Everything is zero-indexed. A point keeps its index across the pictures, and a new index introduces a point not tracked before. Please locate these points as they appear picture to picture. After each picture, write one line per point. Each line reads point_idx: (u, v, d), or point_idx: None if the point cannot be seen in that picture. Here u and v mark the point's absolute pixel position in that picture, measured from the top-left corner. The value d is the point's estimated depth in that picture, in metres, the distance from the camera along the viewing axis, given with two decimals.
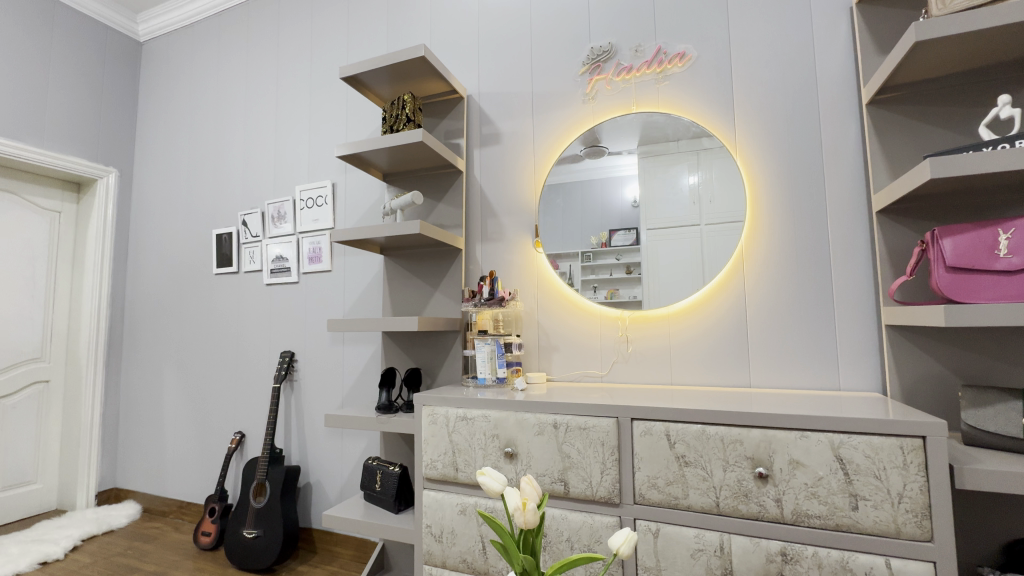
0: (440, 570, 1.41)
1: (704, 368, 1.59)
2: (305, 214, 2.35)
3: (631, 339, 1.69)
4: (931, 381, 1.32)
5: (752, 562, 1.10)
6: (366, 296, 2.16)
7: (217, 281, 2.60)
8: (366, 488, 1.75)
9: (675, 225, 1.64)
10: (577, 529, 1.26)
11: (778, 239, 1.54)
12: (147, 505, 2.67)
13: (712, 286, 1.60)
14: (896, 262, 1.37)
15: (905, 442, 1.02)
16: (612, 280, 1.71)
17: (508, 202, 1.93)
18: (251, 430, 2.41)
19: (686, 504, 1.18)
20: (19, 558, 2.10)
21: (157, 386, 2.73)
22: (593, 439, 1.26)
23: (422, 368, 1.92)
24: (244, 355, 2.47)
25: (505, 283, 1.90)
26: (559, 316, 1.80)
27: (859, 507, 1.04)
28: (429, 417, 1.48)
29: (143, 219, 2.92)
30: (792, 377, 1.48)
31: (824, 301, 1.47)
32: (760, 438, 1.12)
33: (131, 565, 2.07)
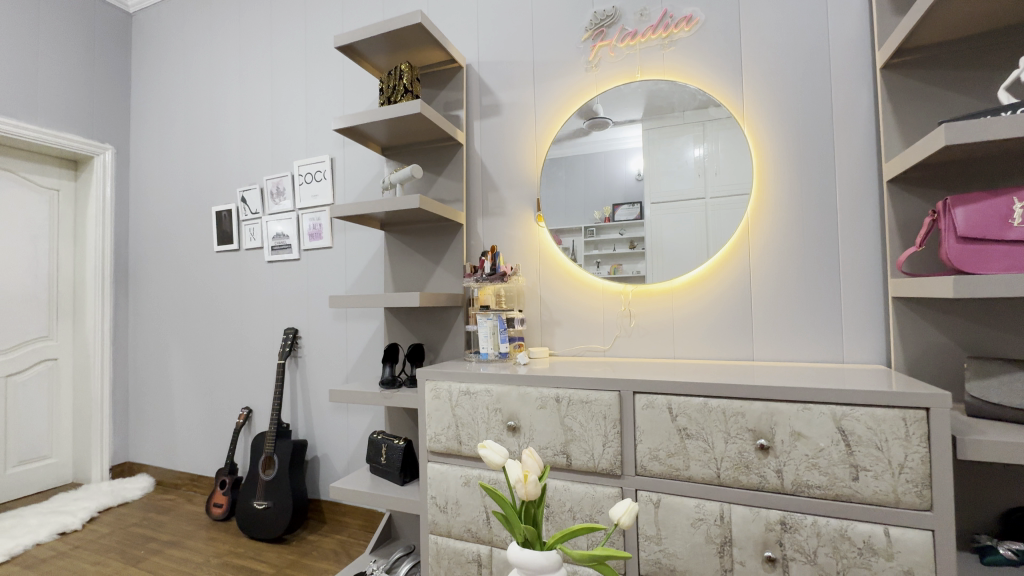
0: (446, 538, 1.44)
1: (706, 342, 1.59)
2: (304, 190, 2.32)
3: (633, 313, 1.68)
4: (937, 353, 1.31)
5: (752, 530, 1.12)
6: (367, 272, 2.15)
7: (219, 258, 2.59)
8: (372, 461, 1.78)
9: (679, 198, 1.61)
10: (579, 499, 1.28)
11: (784, 211, 1.51)
12: (160, 477, 2.74)
13: (716, 260, 1.58)
14: (906, 233, 1.34)
15: (908, 413, 1.01)
16: (615, 255, 1.69)
17: (509, 175, 1.89)
18: (258, 405, 2.44)
19: (687, 475, 1.19)
20: (39, 529, 2.16)
21: (164, 362, 2.76)
22: (595, 413, 1.27)
23: (425, 344, 1.92)
24: (248, 332, 2.48)
25: (507, 258, 1.88)
26: (561, 291, 1.78)
27: (860, 477, 1.04)
28: (432, 391, 1.49)
29: (142, 196, 2.89)
30: (795, 351, 1.48)
31: (830, 273, 1.45)
32: (762, 411, 1.12)
33: (148, 535, 2.14)
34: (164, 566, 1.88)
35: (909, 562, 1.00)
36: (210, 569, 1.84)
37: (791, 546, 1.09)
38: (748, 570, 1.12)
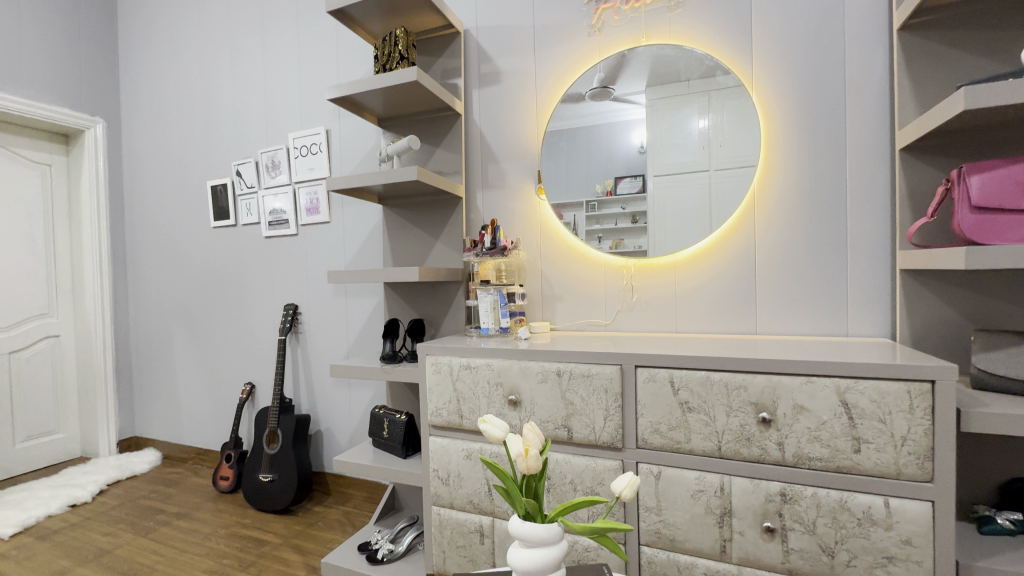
0: (448, 510, 1.46)
1: (709, 316, 1.57)
2: (300, 163, 2.27)
3: (636, 287, 1.66)
4: (943, 326, 1.29)
5: (752, 502, 1.12)
6: (366, 247, 2.12)
7: (216, 234, 2.56)
8: (375, 435, 1.79)
9: (682, 171, 1.57)
10: (580, 472, 1.29)
11: (792, 182, 1.47)
12: (167, 451, 2.78)
13: (720, 233, 1.55)
14: (917, 203, 1.30)
15: (913, 386, 1.00)
16: (617, 230, 1.66)
17: (509, 146, 1.84)
18: (260, 380, 2.45)
19: (688, 448, 1.19)
20: (50, 502, 2.20)
21: (166, 338, 2.76)
22: (597, 387, 1.27)
23: (426, 319, 1.91)
24: (248, 308, 2.47)
25: (507, 232, 1.85)
26: (563, 265, 1.76)
27: (861, 450, 1.04)
28: (433, 366, 1.49)
29: (136, 171, 2.84)
30: (799, 324, 1.47)
31: (837, 246, 1.42)
32: (764, 384, 1.12)
33: (157, 507, 2.18)
34: (173, 536, 1.91)
35: (907, 532, 1.01)
36: (218, 540, 1.87)
37: (790, 517, 1.09)
38: (747, 540, 1.13)
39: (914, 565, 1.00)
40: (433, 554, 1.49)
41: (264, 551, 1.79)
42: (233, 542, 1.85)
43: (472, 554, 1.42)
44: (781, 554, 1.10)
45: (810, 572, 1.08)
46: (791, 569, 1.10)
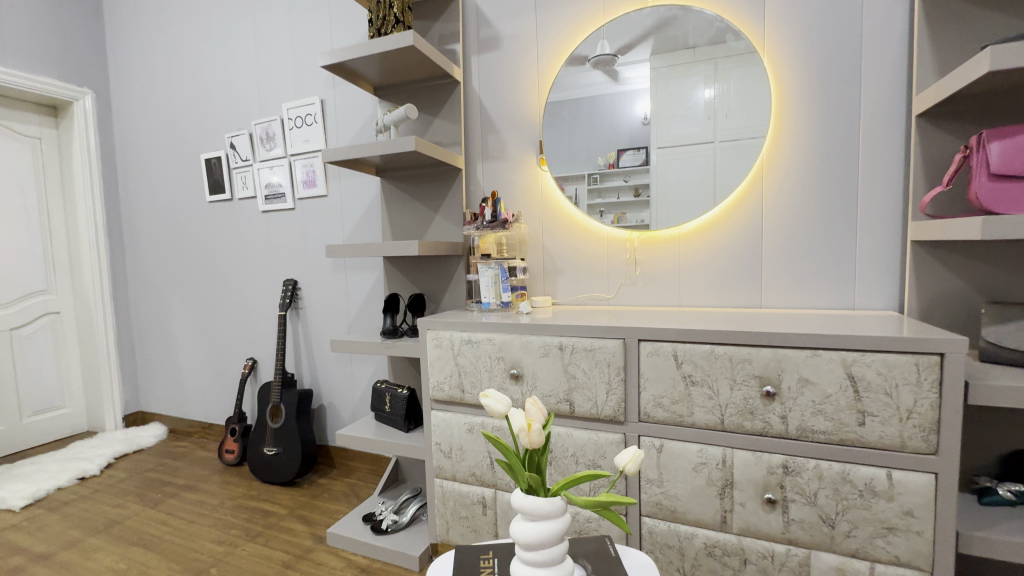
0: (451, 482, 1.47)
1: (713, 290, 1.55)
2: (294, 135, 2.21)
3: (639, 261, 1.64)
4: (952, 299, 1.27)
5: (754, 474, 1.13)
6: (365, 221, 2.09)
7: (212, 208, 2.52)
8: (376, 409, 1.80)
9: (687, 142, 1.53)
10: (582, 445, 1.29)
11: (802, 151, 1.42)
12: (172, 426, 2.81)
13: (726, 205, 1.52)
14: (931, 172, 1.26)
15: (921, 359, 0.99)
16: (620, 204, 1.62)
17: (510, 116, 1.78)
18: (262, 355, 2.46)
19: (691, 421, 1.18)
20: (59, 475, 2.24)
21: (166, 314, 2.75)
22: (600, 360, 1.25)
23: (426, 294, 1.89)
24: (247, 283, 2.45)
25: (508, 205, 1.81)
26: (565, 238, 1.73)
27: (866, 423, 1.03)
28: (434, 341, 1.48)
29: (128, 144, 2.78)
30: (805, 298, 1.44)
31: (846, 217, 1.39)
32: (769, 357, 1.10)
33: (164, 479, 2.21)
34: (181, 508, 1.95)
35: (909, 503, 1.01)
36: (225, 511, 1.91)
37: (792, 489, 1.10)
38: (748, 511, 1.14)
39: (913, 535, 1.01)
40: (436, 525, 1.51)
41: (270, 521, 1.82)
42: (240, 513, 1.89)
43: (475, 525, 1.44)
44: (782, 524, 1.11)
45: (810, 542, 1.09)
46: (791, 539, 1.10)
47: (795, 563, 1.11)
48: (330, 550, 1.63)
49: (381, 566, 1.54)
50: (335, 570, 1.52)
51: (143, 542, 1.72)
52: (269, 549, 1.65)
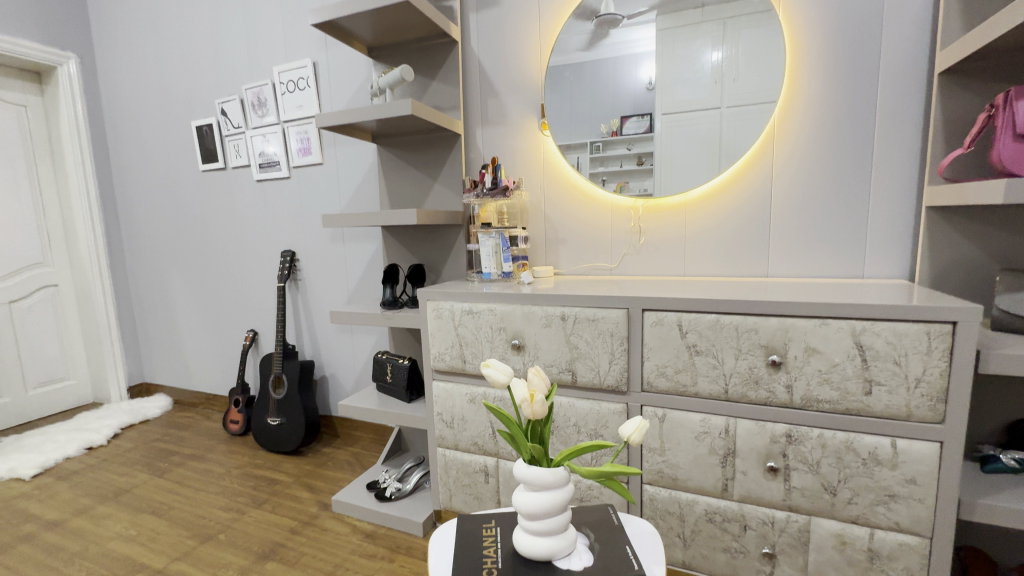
0: (453, 451, 1.48)
1: (719, 259, 1.52)
2: (287, 100, 2.13)
3: (643, 229, 1.60)
4: (965, 266, 1.24)
5: (757, 443, 1.12)
6: (362, 190, 2.04)
7: (206, 178, 2.46)
8: (378, 380, 1.79)
9: (693, 107, 1.47)
10: (584, 415, 1.29)
11: (815, 112, 1.36)
12: (177, 396, 2.83)
13: (734, 171, 1.47)
14: (951, 133, 1.20)
15: (933, 327, 0.96)
16: (622, 172, 1.58)
17: (510, 78, 1.71)
18: (262, 327, 2.45)
19: (694, 390, 1.17)
20: (67, 445, 2.27)
21: (165, 286, 2.73)
22: (603, 331, 1.23)
23: (425, 265, 1.85)
24: (245, 255, 2.42)
25: (509, 172, 1.76)
26: (567, 206, 1.68)
27: (872, 391, 1.02)
28: (434, 312, 1.45)
29: (116, 111, 2.69)
30: (812, 267, 1.41)
31: (858, 183, 1.34)
32: (776, 327, 1.08)
33: (170, 449, 2.24)
34: (188, 477, 1.98)
35: (912, 471, 1.01)
36: (231, 480, 1.94)
37: (795, 457, 1.10)
38: (749, 479, 1.14)
39: (915, 502, 1.01)
40: (439, 493, 1.53)
41: (276, 489, 1.85)
42: (246, 482, 1.91)
43: (478, 492, 1.46)
44: (783, 492, 1.11)
45: (811, 509, 1.09)
46: (792, 506, 1.11)
47: (795, 529, 1.12)
48: (336, 517, 1.65)
49: (386, 532, 1.56)
50: (341, 536, 1.55)
51: (151, 509, 1.75)
52: (275, 516, 1.68)
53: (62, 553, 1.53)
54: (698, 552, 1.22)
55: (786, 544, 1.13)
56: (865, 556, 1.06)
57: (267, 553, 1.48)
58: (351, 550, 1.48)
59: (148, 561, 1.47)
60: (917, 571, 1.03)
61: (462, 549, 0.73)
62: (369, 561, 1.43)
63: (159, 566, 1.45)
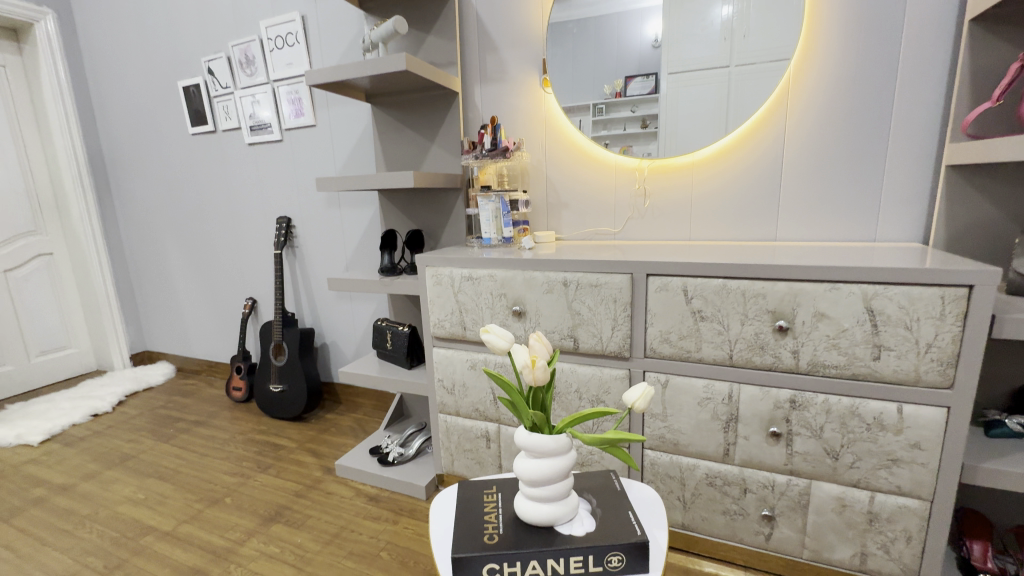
0: (454, 417, 1.48)
1: (726, 222, 1.47)
2: (276, 58, 2.03)
3: (648, 192, 1.54)
4: (982, 229, 1.19)
5: (760, 408, 1.11)
6: (357, 153, 1.97)
7: (196, 142, 2.39)
8: (378, 347, 1.79)
9: (702, 65, 1.39)
10: (586, 381, 1.27)
11: (833, 65, 1.28)
12: (179, 364, 2.84)
13: (745, 130, 1.40)
14: (978, 86, 1.13)
15: (948, 291, 0.93)
16: (625, 136, 1.52)
17: (510, 31, 1.61)
18: (261, 295, 2.43)
19: (698, 356, 1.15)
20: (72, 412, 2.29)
21: (161, 254, 2.70)
22: (605, 296, 1.21)
23: (424, 230, 1.81)
24: (240, 221, 2.37)
25: (509, 132, 1.69)
26: (570, 168, 1.62)
27: (881, 357, 1.00)
28: (433, 278, 1.42)
29: (100, 71, 2.58)
30: (822, 230, 1.37)
31: (875, 142, 1.28)
32: (785, 291, 1.05)
33: (175, 415, 2.27)
34: (193, 442, 2.00)
35: (917, 436, 1.00)
36: (236, 445, 1.96)
37: (798, 423, 1.09)
38: (751, 444, 1.13)
39: (918, 466, 1.01)
40: (441, 457, 1.54)
41: (280, 454, 1.87)
42: (251, 447, 1.94)
43: (479, 457, 1.47)
44: (785, 457, 1.11)
45: (812, 473, 1.09)
46: (793, 470, 1.11)
47: (795, 493, 1.12)
48: (340, 481, 1.68)
49: (389, 495, 1.59)
50: (345, 499, 1.57)
51: (158, 474, 1.77)
52: (280, 480, 1.70)
53: (71, 516, 1.56)
54: (698, 514, 1.23)
55: (786, 507, 1.14)
56: (864, 518, 1.07)
57: (273, 516, 1.51)
58: (356, 513, 1.51)
59: (156, 524, 1.50)
60: (916, 533, 1.04)
61: (463, 514, 0.72)
62: (373, 524, 1.45)
63: (167, 529, 1.47)
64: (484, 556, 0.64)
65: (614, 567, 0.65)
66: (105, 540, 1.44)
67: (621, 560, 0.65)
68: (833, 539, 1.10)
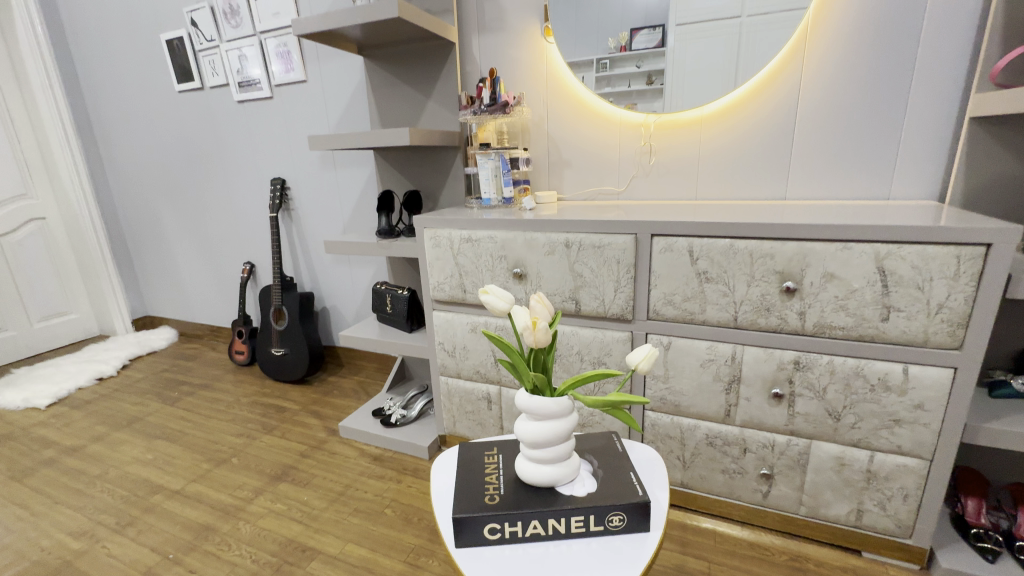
0: (456, 379, 1.48)
1: (734, 181, 1.42)
2: (261, 7, 1.92)
3: (654, 148, 1.48)
4: (1003, 185, 1.14)
5: (763, 370, 1.10)
6: (351, 110, 1.89)
7: (184, 100, 2.29)
8: (378, 310, 1.77)
9: (712, 14, 1.32)
10: (587, 343, 1.26)
11: (856, 9, 1.20)
12: (182, 329, 2.85)
13: (758, 81, 1.33)
14: (1013, 29, 1.05)
15: (964, 250, 0.90)
16: (630, 94, 1.45)
17: None
18: (259, 259, 2.40)
19: (702, 318, 1.13)
20: (77, 376, 2.31)
21: (156, 218, 2.65)
22: (608, 258, 1.18)
23: (422, 191, 1.76)
24: (234, 183, 2.31)
25: (509, 86, 1.61)
26: (572, 124, 1.55)
27: (890, 318, 0.98)
28: (432, 240, 1.39)
29: (78, 24, 2.45)
30: (834, 189, 1.32)
31: (896, 93, 1.21)
32: (794, 251, 1.02)
33: (179, 379, 2.29)
34: (198, 405, 2.02)
35: (921, 397, 0.99)
36: (241, 408, 1.98)
37: (801, 384, 1.08)
38: (752, 405, 1.13)
39: (920, 427, 1.00)
40: (443, 419, 1.55)
41: (284, 416, 1.89)
42: (255, 409, 1.96)
43: (481, 419, 1.48)
44: (786, 417, 1.11)
45: (812, 433, 1.10)
46: (793, 430, 1.11)
47: (795, 452, 1.13)
48: (344, 442, 1.70)
49: (393, 455, 1.61)
50: (349, 459, 1.60)
51: (165, 436, 1.80)
52: (285, 441, 1.72)
53: (82, 476, 1.59)
54: (697, 473, 1.24)
55: (785, 466, 1.14)
56: (863, 477, 1.08)
57: (279, 475, 1.54)
58: (360, 472, 1.53)
59: (165, 483, 1.53)
60: (913, 491, 1.05)
61: (464, 475, 0.72)
62: (378, 482, 1.48)
63: (176, 488, 1.51)
64: (484, 516, 0.64)
65: (615, 526, 0.66)
66: (117, 499, 1.47)
67: (622, 519, 0.65)
68: (830, 496, 1.12)
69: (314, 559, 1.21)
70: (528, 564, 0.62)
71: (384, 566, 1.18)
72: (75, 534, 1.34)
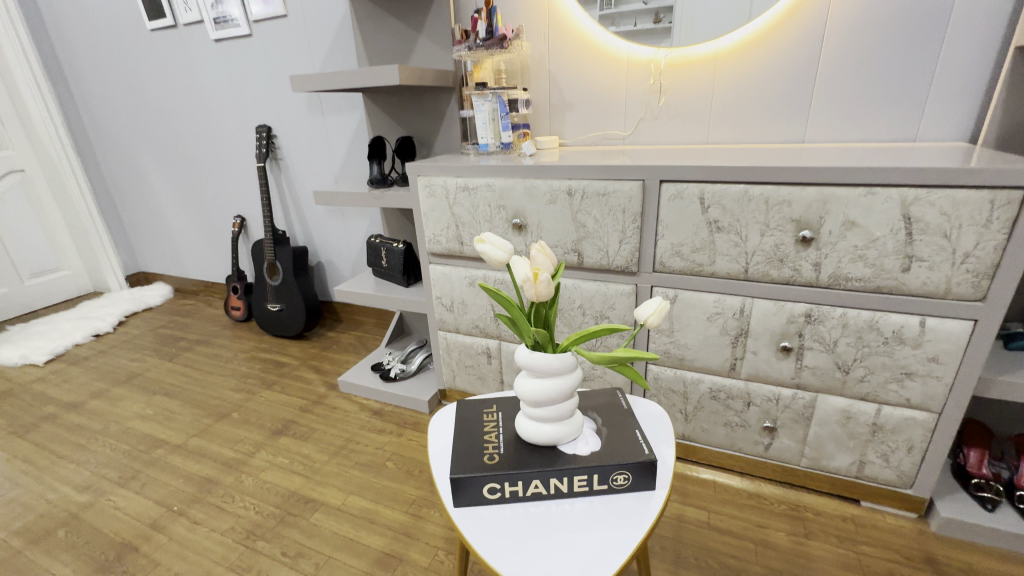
0: (455, 334, 1.45)
1: (748, 123, 1.32)
2: None
3: (664, 88, 1.37)
4: None
5: (772, 323, 1.06)
6: (336, 48, 1.75)
7: (157, 40, 2.13)
8: (374, 265, 1.72)
9: None
10: (589, 297, 1.21)
11: None
12: (176, 285, 2.81)
13: (780, 9, 1.21)
14: None
15: (999, 195, 0.83)
16: (636, 35, 1.34)
17: None
18: (249, 212, 2.32)
19: (710, 271, 1.08)
20: (74, 332, 2.29)
21: (141, 170, 2.55)
22: (613, 206, 1.11)
23: (415, 138, 1.66)
24: (218, 132, 2.20)
25: (507, 18, 1.47)
26: (576, 61, 1.43)
27: (911, 269, 0.92)
28: (426, 189, 1.31)
29: None
30: (856, 131, 1.23)
31: (934, 19, 1.09)
32: (813, 198, 0.95)
33: (176, 335, 2.27)
34: (197, 361, 2.01)
35: (936, 350, 0.95)
36: (239, 363, 1.97)
37: (811, 337, 1.04)
38: (759, 359, 1.10)
39: (932, 380, 0.98)
40: (443, 373, 1.54)
41: (283, 371, 1.88)
42: (254, 365, 1.95)
43: (481, 373, 1.46)
44: (793, 371, 1.08)
45: (819, 387, 1.07)
46: (800, 384, 1.09)
47: (800, 406, 1.11)
48: (344, 396, 1.69)
49: (393, 409, 1.61)
50: (349, 414, 1.60)
51: (165, 391, 1.80)
52: (285, 395, 1.72)
53: (84, 431, 1.59)
54: (699, 425, 1.23)
55: (788, 418, 1.13)
56: (868, 430, 1.06)
57: (280, 429, 1.54)
58: (361, 426, 1.53)
59: (167, 438, 1.54)
60: (918, 443, 1.03)
61: (462, 434, 0.69)
62: (378, 436, 1.48)
63: (178, 442, 1.51)
64: (484, 477, 0.62)
65: (619, 484, 0.63)
66: (120, 453, 1.48)
67: (627, 478, 0.63)
68: (833, 448, 1.11)
69: (317, 510, 1.22)
70: (528, 524, 0.60)
71: (386, 517, 1.19)
72: (80, 487, 1.35)
